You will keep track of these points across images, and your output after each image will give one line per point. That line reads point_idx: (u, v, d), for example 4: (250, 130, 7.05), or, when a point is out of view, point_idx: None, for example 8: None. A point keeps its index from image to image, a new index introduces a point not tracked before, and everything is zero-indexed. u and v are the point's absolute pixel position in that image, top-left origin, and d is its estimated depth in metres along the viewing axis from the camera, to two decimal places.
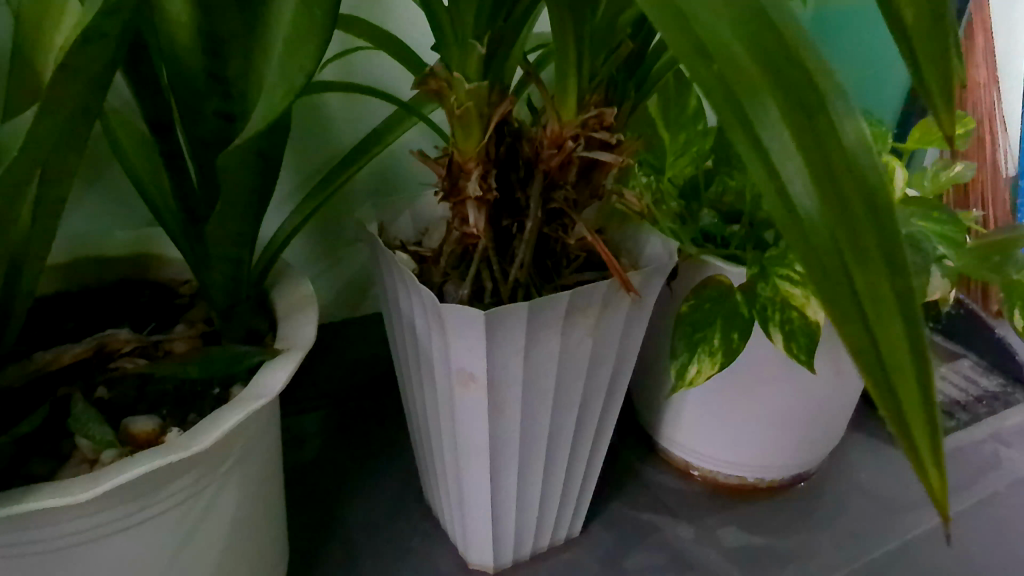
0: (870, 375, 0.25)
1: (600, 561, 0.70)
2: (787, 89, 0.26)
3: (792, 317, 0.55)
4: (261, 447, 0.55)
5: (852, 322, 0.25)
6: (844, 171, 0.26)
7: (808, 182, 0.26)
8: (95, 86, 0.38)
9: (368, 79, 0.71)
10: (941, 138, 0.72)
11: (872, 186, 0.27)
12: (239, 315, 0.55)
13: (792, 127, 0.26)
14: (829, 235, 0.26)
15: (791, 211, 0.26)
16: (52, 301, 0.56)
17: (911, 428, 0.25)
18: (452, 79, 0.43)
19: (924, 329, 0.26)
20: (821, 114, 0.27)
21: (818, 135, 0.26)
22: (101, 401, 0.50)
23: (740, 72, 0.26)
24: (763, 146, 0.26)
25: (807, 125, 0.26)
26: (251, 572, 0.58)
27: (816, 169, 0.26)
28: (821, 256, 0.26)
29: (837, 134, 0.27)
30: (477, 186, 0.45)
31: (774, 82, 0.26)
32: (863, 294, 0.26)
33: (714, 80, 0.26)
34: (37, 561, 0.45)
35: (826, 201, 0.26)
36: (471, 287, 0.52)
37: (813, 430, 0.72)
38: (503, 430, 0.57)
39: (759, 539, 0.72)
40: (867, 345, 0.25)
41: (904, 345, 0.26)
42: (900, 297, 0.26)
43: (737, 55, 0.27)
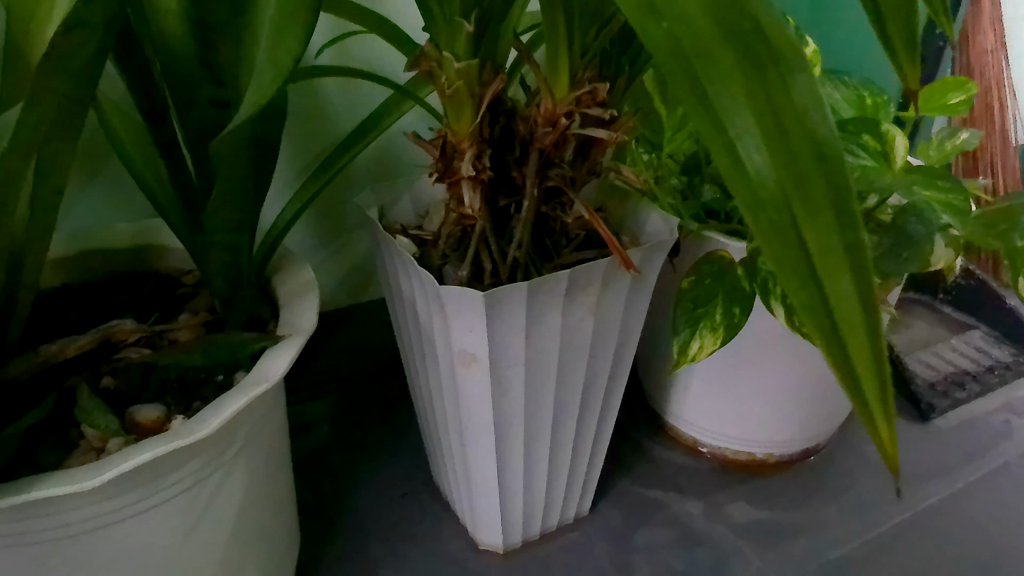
0: (816, 326, 0.26)
1: (608, 538, 0.70)
2: (735, 44, 0.26)
3: None
4: (267, 433, 0.56)
5: (799, 278, 0.26)
6: (795, 126, 0.26)
7: (757, 139, 0.26)
8: (82, 75, 0.38)
9: (364, 63, 0.71)
10: (945, 106, 0.70)
11: (824, 141, 0.26)
12: (241, 303, 0.55)
13: (740, 81, 0.26)
14: (777, 192, 0.26)
15: (741, 171, 0.26)
16: (58, 293, 0.57)
17: (859, 379, 0.26)
18: (441, 58, 0.42)
19: (876, 280, 0.26)
20: (773, 69, 0.26)
21: (768, 90, 0.26)
22: (107, 390, 0.51)
23: (689, 28, 0.26)
24: (710, 102, 0.26)
25: (757, 80, 0.26)
26: (261, 556, 0.58)
27: (765, 121, 0.26)
28: (768, 216, 0.26)
29: (788, 88, 0.26)
30: (471, 165, 0.44)
31: (723, 38, 0.26)
32: (811, 247, 0.26)
33: (664, 41, 0.26)
34: (47, 548, 0.45)
35: (775, 160, 0.26)
36: (470, 268, 0.52)
37: (822, 404, 0.72)
38: (507, 410, 0.57)
39: (769, 514, 0.72)
40: (814, 301, 0.26)
41: (852, 299, 0.26)
42: (850, 253, 0.26)
43: (687, 11, 0.26)
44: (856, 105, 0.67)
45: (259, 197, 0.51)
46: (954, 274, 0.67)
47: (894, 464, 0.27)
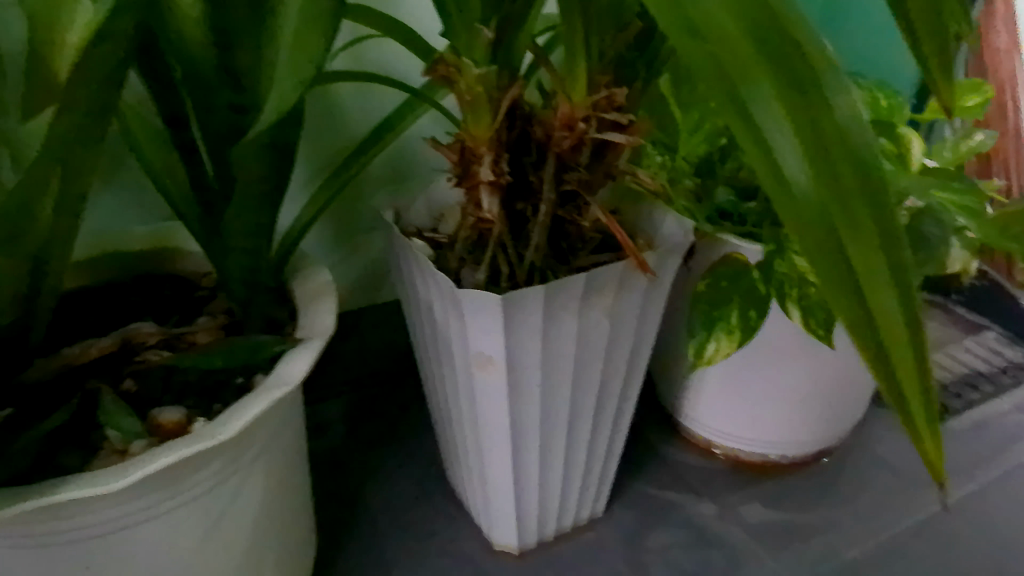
0: (863, 344, 0.26)
1: (622, 540, 0.70)
2: (777, 65, 0.26)
3: (810, 292, 0.55)
4: (286, 435, 0.56)
5: (846, 296, 0.26)
6: (836, 146, 0.26)
7: (801, 158, 0.26)
8: (106, 84, 0.39)
9: (378, 67, 0.71)
10: (960, 107, 0.70)
11: (865, 160, 0.26)
12: (259, 306, 0.56)
13: (783, 101, 0.26)
14: (819, 206, 0.26)
15: (785, 185, 0.26)
16: (78, 297, 0.57)
17: (904, 393, 0.26)
18: (460, 63, 0.43)
19: (918, 296, 0.26)
20: (814, 90, 0.27)
21: (811, 111, 0.26)
22: (128, 393, 0.51)
23: (731, 50, 0.26)
24: (754, 121, 0.26)
25: (799, 101, 0.26)
26: (279, 557, 0.59)
27: (808, 142, 0.26)
28: (814, 230, 0.26)
29: (829, 109, 0.26)
30: (490, 170, 0.45)
31: (765, 59, 0.26)
32: (856, 265, 0.26)
33: (707, 61, 0.26)
34: (71, 550, 0.46)
35: (816, 175, 0.26)
36: (488, 271, 0.53)
37: (836, 405, 0.72)
38: (523, 412, 0.58)
39: (781, 515, 0.72)
40: (859, 315, 0.26)
41: (897, 316, 0.26)
42: (893, 269, 0.26)
43: (728, 32, 0.27)
44: (870, 107, 0.67)
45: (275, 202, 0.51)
46: (969, 276, 0.66)
47: (936, 477, 0.27)
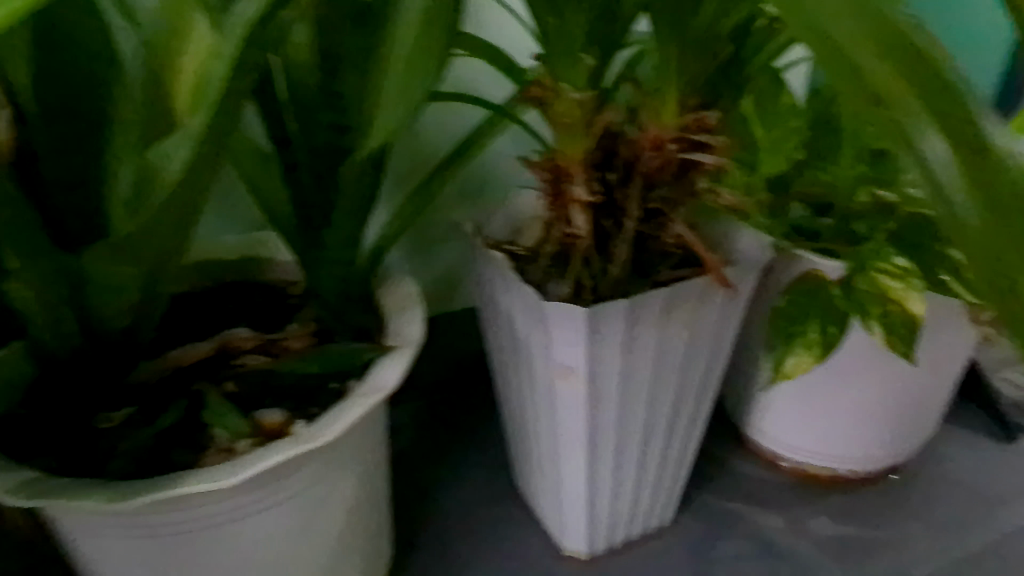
0: None
1: (689, 550, 0.71)
2: (940, 98, 0.22)
3: (890, 309, 0.56)
4: (374, 437, 0.58)
5: None
6: (1009, 193, 0.22)
7: (979, 207, 0.22)
8: (225, 112, 0.41)
9: (459, 85, 0.74)
10: None
11: None
12: (349, 315, 0.58)
13: (954, 141, 0.22)
14: (1006, 257, 0.22)
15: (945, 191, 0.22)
16: (185, 301, 0.61)
17: None
18: (558, 87, 0.45)
19: None
20: (976, 126, 0.22)
21: (982, 152, 0.22)
22: (231, 394, 0.54)
23: (881, 78, 0.23)
24: (926, 166, 0.22)
25: (972, 143, 0.22)
26: (363, 553, 0.61)
27: (982, 186, 0.22)
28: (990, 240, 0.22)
29: (996, 147, 0.22)
30: (584, 189, 0.47)
31: (926, 89, 0.22)
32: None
33: (859, 96, 0.23)
34: (181, 537, 0.50)
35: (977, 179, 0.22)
36: (572, 284, 0.55)
37: (910, 422, 0.71)
38: (600, 422, 0.59)
39: (850, 530, 0.72)
40: None
41: None
42: None
43: (876, 61, 0.23)
44: None
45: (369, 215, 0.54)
46: None
47: None
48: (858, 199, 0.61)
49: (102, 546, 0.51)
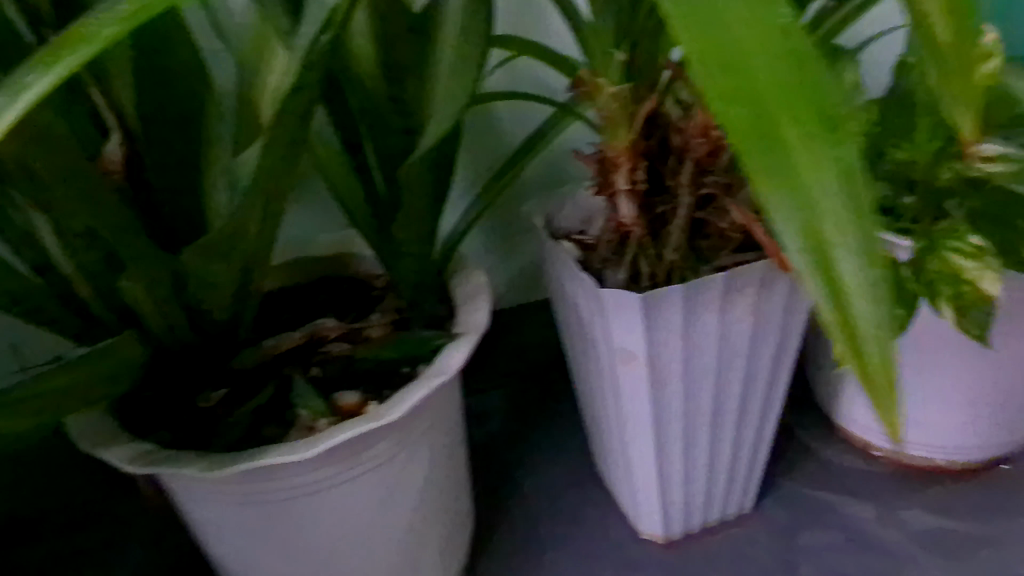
0: (853, 356, 0.23)
1: (772, 538, 0.70)
2: (807, 106, 0.23)
3: (962, 290, 0.53)
4: (446, 416, 0.61)
5: (835, 303, 0.23)
6: (822, 179, 0.23)
7: (800, 212, 0.23)
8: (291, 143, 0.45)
9: (533, 83, 0.72)
10: None
11: (847, 161, 0.23)
12: (424, 302, 0.62)
13: (813, 134, 0.23)
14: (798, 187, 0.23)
15: (852, 325, 0.23)
16: (277, 297, 0.67)
17: (875, 383, 0.23)
18: (596, 83, 0.47)
19: (885, 300, 0.23)
20: (835, 125, 0.23)
21: (825, 125, 0.23)
22: (316, 377, 0.60)
23: (752, 80, 0.23)
24: (786, 171, 0.23)
25: (825, 127, 0.23)
26: (444, 528, 0.65)
27: (823, 182, 0.23)
28: (877, 373, 0.23)
29: (839, 129, 0.23)
30: (625, 179, 0.49)
31: (792, 98, 0.23)
32: (849, 253, 0.23)
33: (729, 83, 0.23)
34: (277, 507, 0.55)
35: (850, 291, 0.23)
36: (628, 271, 0.56)
37: (1011, 404, 0.68)
38: (666, 404, 0.60)
39: (950, 524, 0.69)
40: (838, 315, 0.23)
41: (861, 317, 0.23)
42: (864, 243, 0.23)
43: (755, 66, 0.23)
44: None
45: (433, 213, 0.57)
46: None
47: (985, 306, 0.53)
48: (943, 175, 0.56)
49: (207, 512, 0.57)
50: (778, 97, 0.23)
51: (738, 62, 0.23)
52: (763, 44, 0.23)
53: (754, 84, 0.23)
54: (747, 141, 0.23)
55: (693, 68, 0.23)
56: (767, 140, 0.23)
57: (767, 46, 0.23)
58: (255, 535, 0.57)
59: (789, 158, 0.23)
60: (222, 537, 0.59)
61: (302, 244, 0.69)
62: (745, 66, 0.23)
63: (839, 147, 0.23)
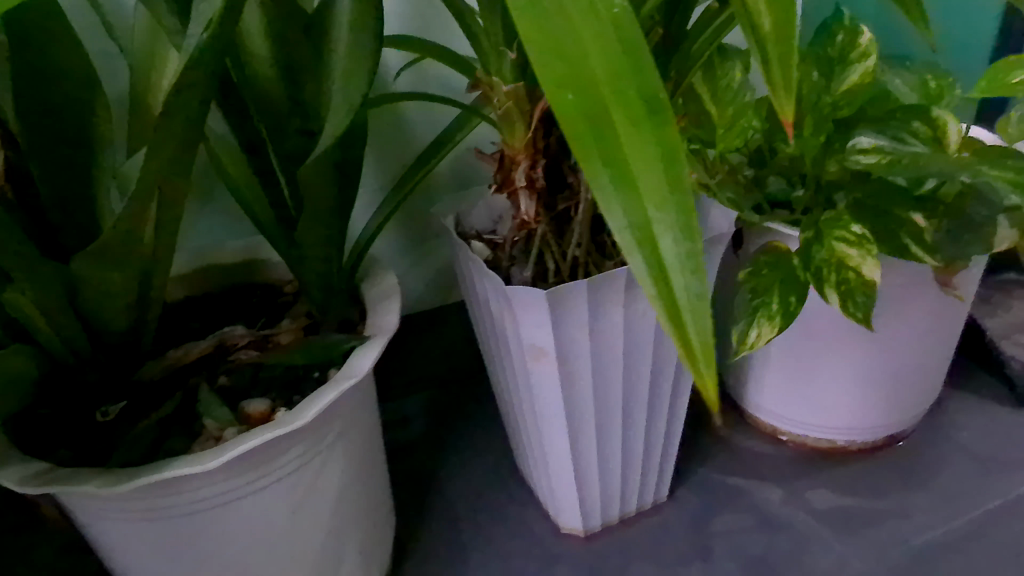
0: (668, 320, 0.27)
1: (687, 524, 0.72)
2: (631, 95, 0.27)
3: (848, 277, 0.56)
4: (360, 420, 0.61)
5: (651, 274, 0.27)
6: (639, 163, 0.27)
7: (620, 190, 0.27)
8: (183, 144, 0.44)
9: (440, 86, 0.73)
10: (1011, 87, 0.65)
11: (666, 146, 0.27)
12: (334, 306, 0.62)
13: (634, 120, 0.27)
14: (617, 169, 0.26)
15: (670, 297, 0.27)
16: (180, 307, 0.65)
17: (687, 344, 0.27)
18: (492, 83, 0.48)
19: (698, 274, 0.27)
20: (657, 112, 0.27)
21: (645, 114, 0.27)
22: (223, 387, 0.59)
23: (583, 69, 0.26)
24: (609, 152, 0.26)
25: (645, 114, 0.27)
26: (363, 533, 0.65)
27: (641, 165, 0.27)
28: (691, 339, 0.27)
29: (660, 116, 0.27)
30: (523, 176, 0.50)
31: (617, 88, 0.26)
32: (665, 230, 0.27)
33: (562, 72, 0.26)
34: (184, 520, 0.53)
35: (668, 264, 0.27)
36: (535, 268, 0.57)
37: (901, 385, 0.72)
38: (577, 398, 0.61)
39: (851, 501, 0.73)
40: (655, 284, 0.27)
41: (674, 286, 0.27)
42: (681, 221, 0.27)
43: (586, 59, 0.26)
44: (919, 93, 0.64)
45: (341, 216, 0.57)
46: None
47: (868, 283, 0.56)
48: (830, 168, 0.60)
49: (109, 529, 0.55)
50: (608, 89, 0.26)
51: (574, 57, 0.26)
52: (597, 37, 0.27)
53: (584, 74, 0.26)
54: (578, 126, 0.26)
55: (534, 59, 0.26)
56: (595, 126, 0.26)
57: (598, 40, 0.27)
58: (162, 551, 0.56)
59: (614, 145, 0.26)
60: (129, 555, 0.57)
61: (206, 251, 0.68)
62: (576, 58, 0.26)
63: (661, 134, 0.27)
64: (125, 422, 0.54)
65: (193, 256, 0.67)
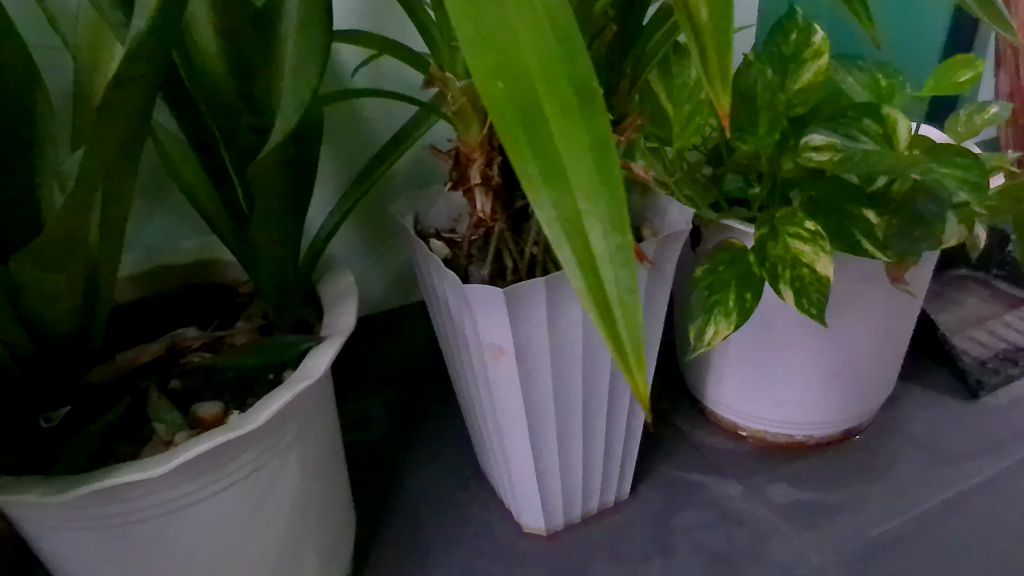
0: (597, 310, 0.28)
1: (649, 521, 0.72)
2: (563, 87, 0.28)
3: (803, 273, 0.56)
4: (317, 422, 0.60)
5: (581, 265, 0.28)
6: (569, 155, 0.28)
7: (550, 179, 0.28)
8: (126, 141, 0.43)
9: (398, 83, 0.72)
10: (959, 86, 0.67)
11: (597, 137, 0.28)
12: (291, 306, 0.60)
13: (565, 111, 0.28)
14: (547, 159, 0.28)
15: (599, 288, 0.28)
16: (125, 313, 0.63)
17: (616, 333, 0.28)
18: (445, 79, 0.48)
19: (626, 265, 0.28)
20: (590, 103, 0.28)
21: (576, 106, 0.28)
22: (174, 390, 0.58)
23: (516, 61, 0.27)
24: (539, 144, 0.28)
25: (576, 106, 0.28)
26: (322, 537, 0.64)
27: (571, 157, 0.28)
28: (619, 329, 0.28)
29: (592, 108, 0.28)
30: (478, 173, 0.49)
31: (548, 79, 0.28)
32: (594, 222, 0.28)
33: (494, 64, 0.27)
34: (134, 528, 0.52)
35: (598, 257, 0.28)
36: (493, 267, 0.57)
37: (856, 379, 0.73)
38: (537, 397, 0.61)
39: (810, 494, 0.74)
40: (585, 275, 0.28)
41: (603, 277, 0.28)
42: (610, 213, 0.28)
43: (520, 50, 0.27)
44: (870, 91, 0.65)
45: (297, 215, 0.56)
46: (973, 246, 0.63)
47: (822, 278, 0.56)
48: (785, 166, 0.62)
49: (56, 539, 0.54)
50: (540, 80, 0.28)
51: (506, 48, 0.27)
52: (530, 28, 0.27)
53: (515, 65, 0.27)
54: (509, 117, 0.27)
55: (468, 50, 0.27)
56: (526, 119, 0.28)
57: (532, 30, 0.28)
58: (111, 560, 0.54)
59: (545, 137, 0.28)
60: (77, 565, 0.55)
61: (157, 251, 0.66)
62: (509, 50, 0.27)
63: (592, 128, 0.28)
64: (69, 427, 0.52)
65: (142, 257, 0.65)
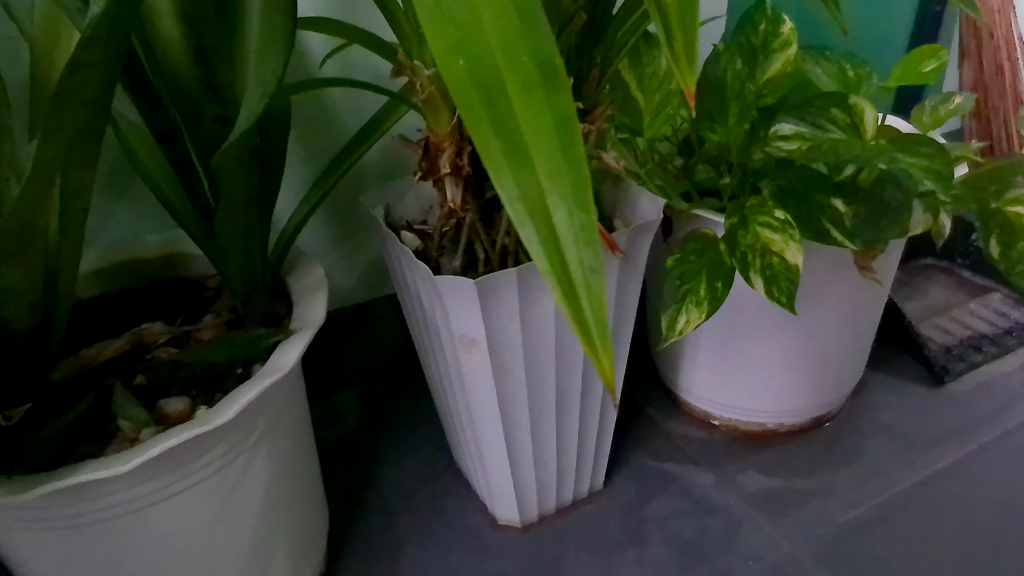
0: (560, 291, 0.28)
1: (622, 511, 0.73)
2: (525, 64, 0.27)
3: (772, 261, 0.57)
4: (286, 416, 0.59)
5: (544, 245, 0.28)
6: (532, 134, 0.28)
7: (511, 158, 0.28)
8: (84, 128, 0.42)
9: (367, 73, 0.71)
10: (925, 77, 0.68)
11: (560, 116, 0.28)
12: (259, 300, 0.60)
13: (527, 89, 0.27)
14: (507, 137, 0.28)
15: (563, 268, 0.28)
16: (90, 306, 0.62)
17: (580, 314, 0.28)
18: (415, 67, 0.48)
19: (591, 245, 0.28)
20: (552, 81, 0.28)
21: (539, 83, 0.28)
22: (139, 386, 0.56)
23: (477, 37, 0.27)
24: (500, 121, 0.28)
25: (539, 84, 0.28)
26: (293, 533, 0.63)
27: (533, 136, 0.28)
28: (583, 309, 0.28)
29: (554, 85, 0.28)
30: (447, 162, 0.49)
31: (509, 56, 0.27)
32: (558, 202, 0.28)
33: (454, 39, 0.27)
34: (99, 527, 0.51)
35: (561, 237, 0.28)
36: (464, 258, 0.57)
37: (826, 367, 0.74)
38: (510, 388, 0.60)
39: (780, 481, 0.74)
40: (549, 255, 0.28)
41: (567, 257, 0.28)
42: (574, 194, 0.28)
43: (481, 26, 0.27)
44: (838, 82, 0.66)
45: (264, 205, 0.55)
46: (940, 235, 0.64)
47: (793, 265, 0.56)
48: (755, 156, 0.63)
49: (17, 540, 0.52)
50: (501, 56, 0.27)
51: (466, 22, 0.27)
52: (491, 4, 0.27)
53: (476, 40, 0.27)
54: (470, 96, 0.27)
55: (427, 25, 0.27)
56: (487, 97, 0.27)
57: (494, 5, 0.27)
58: (75, 560, 0.53)
59: (506, 116, 0.28)
60: (40, 566, 0.54)
61: (120, 244, 0.65)
62: (469, 25, 0.27)
63: (554, 107, 0.28)
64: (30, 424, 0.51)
65: (104, 250, 0.63)
